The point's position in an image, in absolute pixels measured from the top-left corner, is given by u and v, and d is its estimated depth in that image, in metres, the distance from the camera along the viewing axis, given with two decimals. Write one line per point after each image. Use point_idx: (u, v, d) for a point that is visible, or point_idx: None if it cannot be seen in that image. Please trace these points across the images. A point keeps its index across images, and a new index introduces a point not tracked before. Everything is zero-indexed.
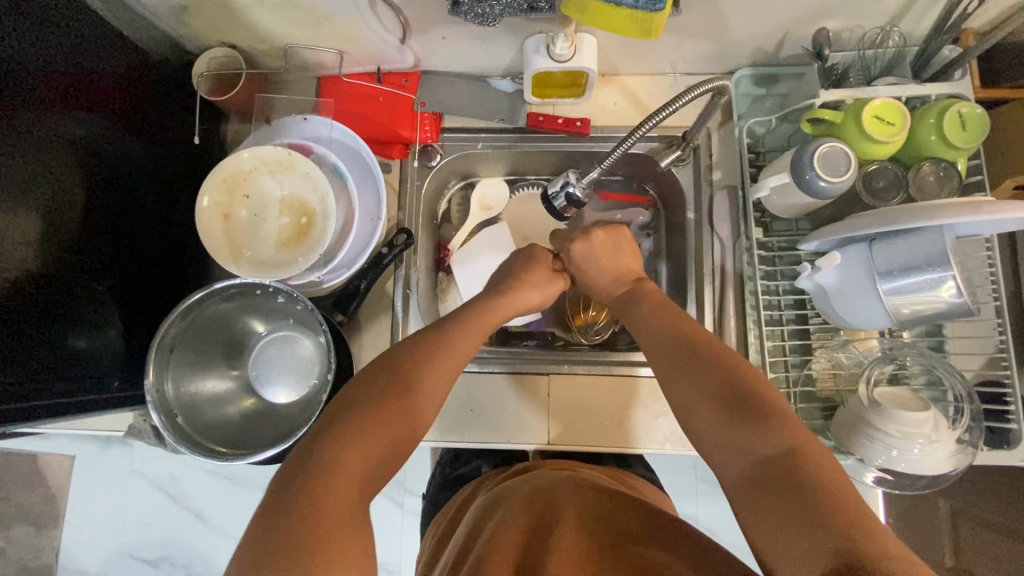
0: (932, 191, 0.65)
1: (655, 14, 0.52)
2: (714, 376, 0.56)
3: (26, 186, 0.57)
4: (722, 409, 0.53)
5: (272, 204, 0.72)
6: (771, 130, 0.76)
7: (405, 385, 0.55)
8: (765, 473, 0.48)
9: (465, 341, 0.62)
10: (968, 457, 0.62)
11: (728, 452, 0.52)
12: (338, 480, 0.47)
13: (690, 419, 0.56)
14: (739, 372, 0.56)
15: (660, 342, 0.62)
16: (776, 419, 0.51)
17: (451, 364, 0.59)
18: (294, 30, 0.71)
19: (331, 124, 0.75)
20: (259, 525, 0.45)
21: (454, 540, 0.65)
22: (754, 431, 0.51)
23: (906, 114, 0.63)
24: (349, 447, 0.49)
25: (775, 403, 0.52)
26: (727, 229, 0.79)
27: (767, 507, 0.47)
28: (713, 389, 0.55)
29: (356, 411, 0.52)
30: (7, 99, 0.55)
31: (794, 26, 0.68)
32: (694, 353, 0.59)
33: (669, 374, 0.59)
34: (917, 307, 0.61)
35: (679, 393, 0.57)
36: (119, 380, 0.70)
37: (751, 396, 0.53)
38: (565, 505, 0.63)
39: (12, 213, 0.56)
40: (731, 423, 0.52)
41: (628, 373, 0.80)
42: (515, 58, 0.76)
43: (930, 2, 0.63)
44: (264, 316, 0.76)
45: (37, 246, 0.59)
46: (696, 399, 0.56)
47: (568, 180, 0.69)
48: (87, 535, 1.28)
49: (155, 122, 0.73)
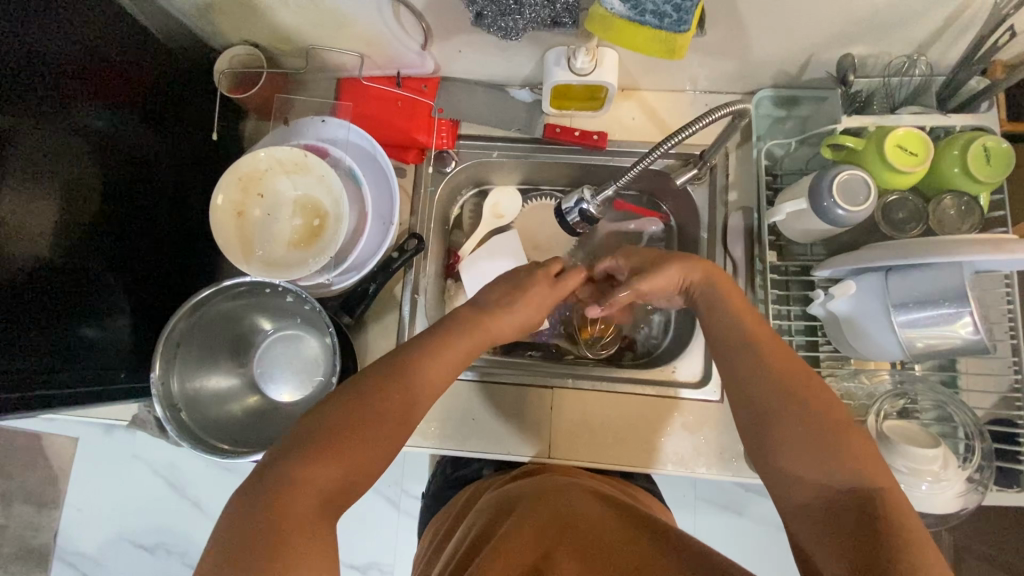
0: (954, 225, 0.64)
1: (679, 35, 0.52)
2: (792, 386, 0.52)
3: (48, 176, 0.58)
4: (803, 432, 0.49)
5: (286, 203, 0.72)
6: (791, 152, 0.75)
7: (392, 397, 0.54)
8: (834, 514, 0.46)
9: (444, 362, 0.59)
10: (977, 496, 0.61)
11: (797, 483, 0.49)
12: (298, 499, 0.45)
13: (760, 436, 0.52)
14: (823, 398, 0.51)
15: (743, 351, 0.56)
16: (854, 449, 0.48)
17: (427, 390, 0.57)
18: (317, 31, 0.72)
19: (348, 126, 0.74)
20: (220, 549, 0.43)
21: (452, 544, 0.65)
22: (831, 458, 0.47)
23: (930, 145, 0.62)
24: (324, 456, 0.48)
25: (851, 429, 0.49)
26: (741, 250, 0.78)
27: (834, 544, 0.45)
28: (793, 403, 0.51)
29: (335, 418, 0.51)
30: (21, 89, 0.55)
31: (819, 50, 0.68)
32: (772, 359, 0.54)
33: (745, 382, 0.54)
34: (930, 342, 0.60)
35: (755, 408, 0.53)
36: (127, 372, 0.71)
37: (831, 419, 0.49)
38: (563, 512, 0.63)
39: (31, 203, 0.57)
40: (806, 443, 0.49)
41: (669, 393, 0.78)
42: (536, 68, 0.76)
43: (960, 31, 0.62)
44: (271, 314, 0.76)
45: (54, 236, 0.60)
46: (768, 409, 0.52)
47: (582, 197, 0.69)
48: (88, 517, 1.30)
49: (175, 117, 0.74)
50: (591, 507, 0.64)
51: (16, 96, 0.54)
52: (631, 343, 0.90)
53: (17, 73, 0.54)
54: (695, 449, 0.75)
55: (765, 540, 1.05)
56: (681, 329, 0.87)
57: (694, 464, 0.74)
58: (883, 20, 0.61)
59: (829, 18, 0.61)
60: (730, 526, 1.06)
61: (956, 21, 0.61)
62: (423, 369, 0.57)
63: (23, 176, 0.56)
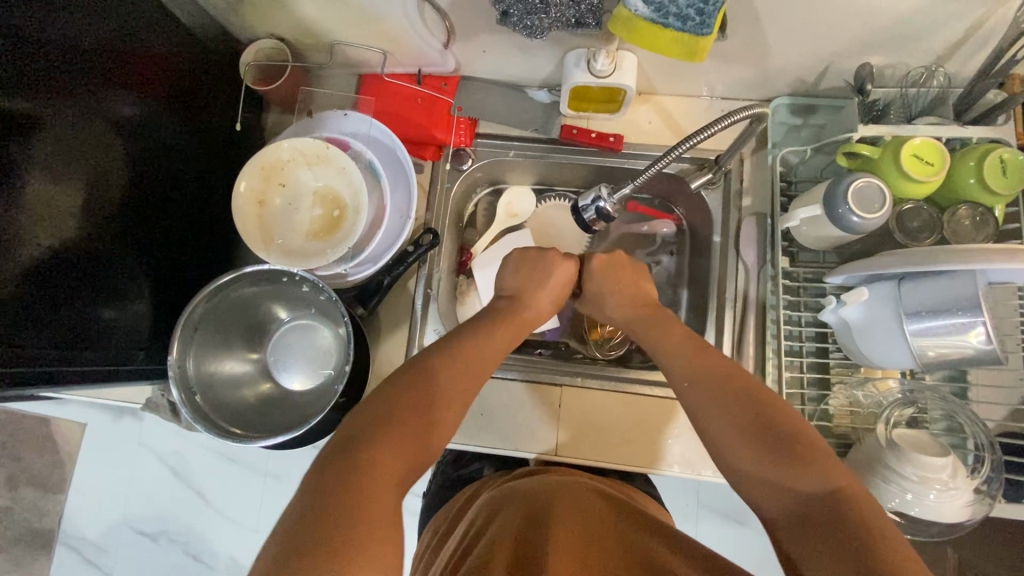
0: (967, 236, 0.64)
1: (701, 38, 0.52)
2: (746, 407, 0.55)
3: (79, 161, 0.60)
4: (759, 448, 0.52)
5: (306, 194, 0.73)
6: (805, 160, 0.76)
7: (440, 386, 0.58)
8: (809, 516, 0.47)
9: (490, 347, 0.64)
10: (984, 507, 0.61)
11: (769, 489, 0.51)
12: (376, 478, 0.48)
13: (726, 455, 0.54)
14: (775, 410, 0.54)
15: (697, 378, 0.59)
16: (813, 456, 0.50)
17: (474, 373, 0.62)
18: (342, 27, 0.73)
19: (369, 121, 0.76)
20: (295, 529, 0.45)
21: (447, 548, 0.64)
22: (793, 468, 0.49)
23: (945, 154, 0.63)
24: (391, 439, 0.52)
25: (808, 440, 0.51)
26: (753, 256, 0.78)
27: (813, 546, 0.46)
28: (748, 422, 0.54)
29: (393, 404, 0.55)
30: (56, 75, 0.57)
31: (837, 59, 0.68)
32: (726, 383, 0.57)
33: (702, 408, 0.57)
34: (942, 351, 0.60)
35: (715, 429, 0.55)
36: (145, 353, 0.72)
37: (787, 432, 0.52)
38: (565, 505, 0.64)
39: (60, 186, 0.58)
40: (767, 458, 0.51)
41: (664, 394, 0.79)
42: (555, 69, 0.77)
43: (979, 43, 0.63)
44: (287, 302, 0.77)
45: (81, 218, 0.61)
46: (724, 432, 0.55)
47: (599, 194, 0.70)
48: (92, 502, 1.31)
49: (201, 107, 0.76)
50: (585, 501, 0.66)
51: (50, 80, 0.56)
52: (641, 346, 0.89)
53: (53, 61, 0.56)
54: (701, 452, 0.75)
55: (766, 551, 1.05)
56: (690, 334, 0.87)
57: (700, 467, 0.75)
58: (903, 31, 0.62)
59: (849, 26, 0.62)
60: (732, 535, 1.06)
61: (975, 33, 0.61)
62: (463, 353, 0.62)
63: (55, 161, 0.58)
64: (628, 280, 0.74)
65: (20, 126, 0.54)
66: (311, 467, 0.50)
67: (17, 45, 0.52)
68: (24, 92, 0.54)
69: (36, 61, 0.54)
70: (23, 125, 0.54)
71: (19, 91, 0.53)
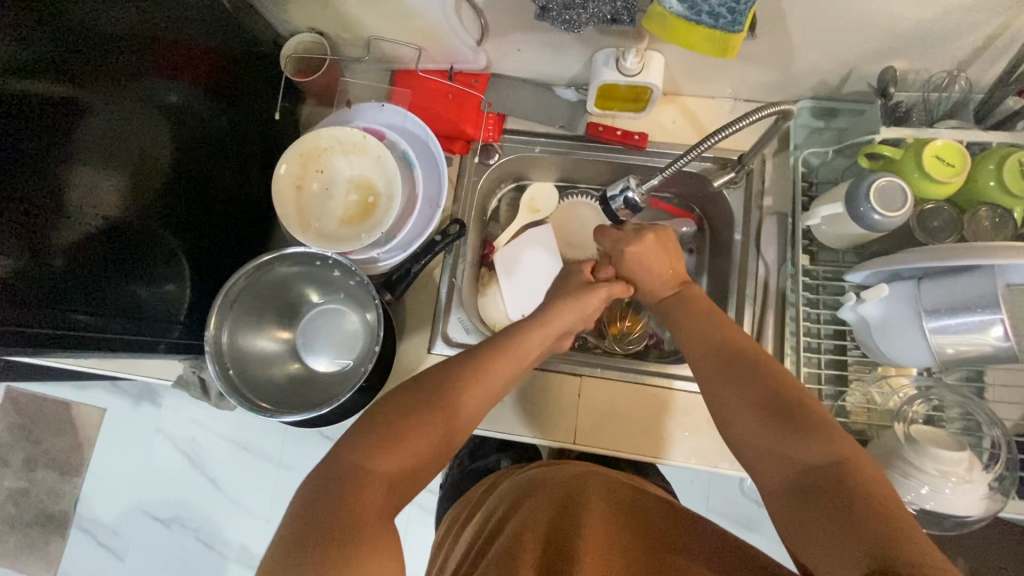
0: (986, 236, 0.65)
1: (732, 35, 0.54)
2: (757, 383, 0.57)
3: (126, 141, 0.63)
4: (764, 420, 0.54)
5: (341, 181, 0.77)
6: (826, 162, 0.77)
7: (443, 400, 0.62)
8: (807, 484, 0.49)
9: (499, 368, 0.66)
10: (998, 503, 0.62)
11: (771, 459, 0.52)
12: (367, 483, 0.52)
13: (732, 426, 0.57)
14: (789, 386, 0.56)
15: (709, 355, 0.62)
16: (821, 428, 0.51)
17: (479, 388, 0.64)
18: (381, 23, 0.76)
19: (404, 113, 0.79)
20: (296, 522, 0.49)
21: (470, 531, 0.67)
22: (796, 438, 0.51)
23: (966, 156, 0.64)
24: (384, 448, 0.56)
25: (816, 413, 0.52)
26: (773, 254, 0.80)
27: (809, 514, 0.47)
28: (759, 396, 0.56)
29: (399, 415, 0.59)
30: (107, 60, 0.59)
31: (860, 63, 0.70)
32: (740, 361, 0.60)
33: (714, 384, 0.60)
34: (961, 348, 0.61)
35: (724, 401, 0.58)
36: (181, 329, 0.74)
37: (796, 406, 0.53)
38: (596, 492, 0.66)
39: (106, 165, 0.61)
40: (773, 430, 0.53)
41: (666, 385, 0.80)
42: (584, 68, 0.80)
43: (1001, 50, 0.64)
44: (319, 286, 0.79)
45: (126, 196, 0.64)
46: (735, 406, 0.57)
47: (627, 184, 0.71)
48: (109, 486, 1.34)
49: (242, 94, 0.79)
50: (611, 493, 0.67)
51: (100, 66, 0.59)
52: (659, 341, 0.92)
53: (105, 47, 0.59)
54: (717, 445, 0.76)
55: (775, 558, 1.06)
56: None
57: (717, 460, 0.76)
58: (927, 36, 0.64)
59: (874, 32, 0.64)
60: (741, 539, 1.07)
61: (997, 40, 0.63)
62: (467, 369, 0.65)
63: (104, 139, 0.61)
64: (667, 252, 0.74)
65: (66, 107, 0.56)
66: (309, 474, 0.55)
67: (64, 32, 0.55)
68: (69, 77, 0.56)
69: (89, 47, 0.57)
70: (71, 105, 0.56)
71: (65, 75, 0.55)
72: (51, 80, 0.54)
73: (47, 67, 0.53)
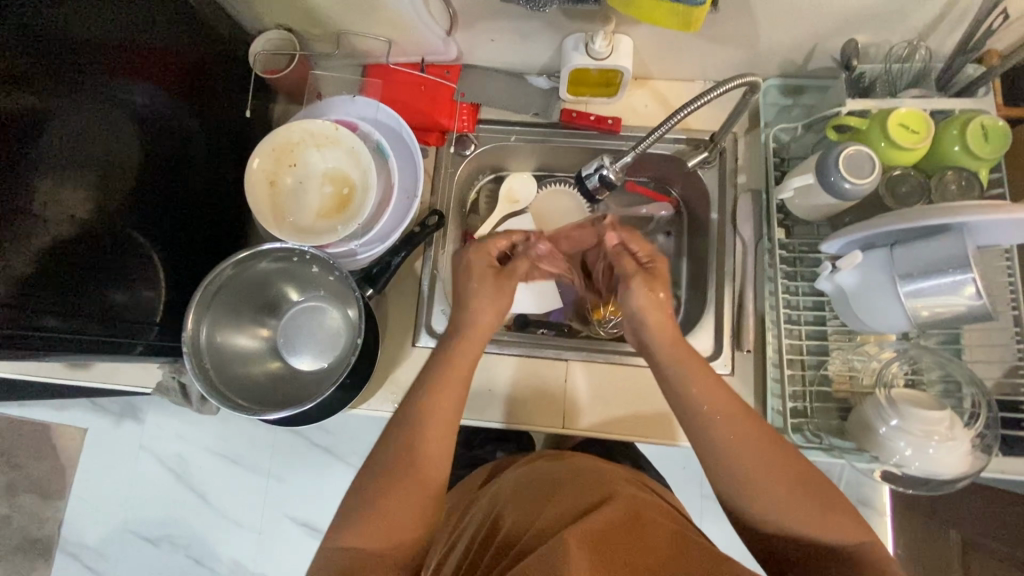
0: (954, 198, 0.67)
1: (695, 8, 0.55)
2: (772, 460, 0.56)
3: (90, 161, 0.62)
4: (785, 496, 0.55)
5: (315, 175, 0.76)
6: (796, 138, 0.78)
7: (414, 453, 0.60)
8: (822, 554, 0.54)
9: (446, 403, 0.62)
10: (980, 461, 0.63)
11: (788, 528, 0.55)
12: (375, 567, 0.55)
13: (765, 515, 0.56)
14: (798, 459, 0.57)
15: (748, 460, 0.56)
16: (829, 503, 0.55)
17: (434, 433, 0.61)
18: (349, 17, 0.76)
19: (376, 105, 0.79)
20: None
21: (475, 518, 0.68)
22: (818, 515, 0.54)
23: (931, 122, 0.66)
24: (367, 521, 0.57)
25: (826, 488, 0.56)
26: (749, 230, 0.81)
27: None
28: (781, 472, 0.55)
29: (379, 478, 0.59)
30: (71, 68, 0.58)
31: (823, 39, 0.72)
32: (756, 436, 0.57)
33: (728, 458, 0.57)
34: (936, 310, 0.62)
35: (764, 501, 0.55)
36: (160, 330, 0.73)
37: (809, 482, 0.56)
38: (605, 483, 0.64)
39: (69, 183, 0.60)
40: (792, 504, 0.55)
41: None
42: (554, 56, 0.80)
43: (957, 20, 0.66)
44: (298, 283, 0.78)
45: (90, 212, 0.62)
46: (755, 483, 0.55)
47: (602, 163, 0.72)
48: (93, 508, 1.30)
49: (210, 95, 0.78)
50: (615, 481, 0.65)
51: (64, 76, 0.57)
52: None
53: (69, 54, 0.58)
54: None
55: None
56: (690, 313, 0.87)
57: None
58: (885, 9, 0.65)
59: (832, 9, 0.66)
60: None
61: (953, 10, 0.64)
62: (423, 414, 0.61)
63: (68, 162, 0.59)
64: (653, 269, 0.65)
65: (29, 125, 0.55)
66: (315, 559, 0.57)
67: (29, 37, 0.54)
68: (34, 85, 0.55)
69: (50, 57, 0.56)
70: (33, 121, 0.55)
71: (33, 87, 0.54)
72: (14, 95, 0.53)
73: (13, 76, 0.52)
